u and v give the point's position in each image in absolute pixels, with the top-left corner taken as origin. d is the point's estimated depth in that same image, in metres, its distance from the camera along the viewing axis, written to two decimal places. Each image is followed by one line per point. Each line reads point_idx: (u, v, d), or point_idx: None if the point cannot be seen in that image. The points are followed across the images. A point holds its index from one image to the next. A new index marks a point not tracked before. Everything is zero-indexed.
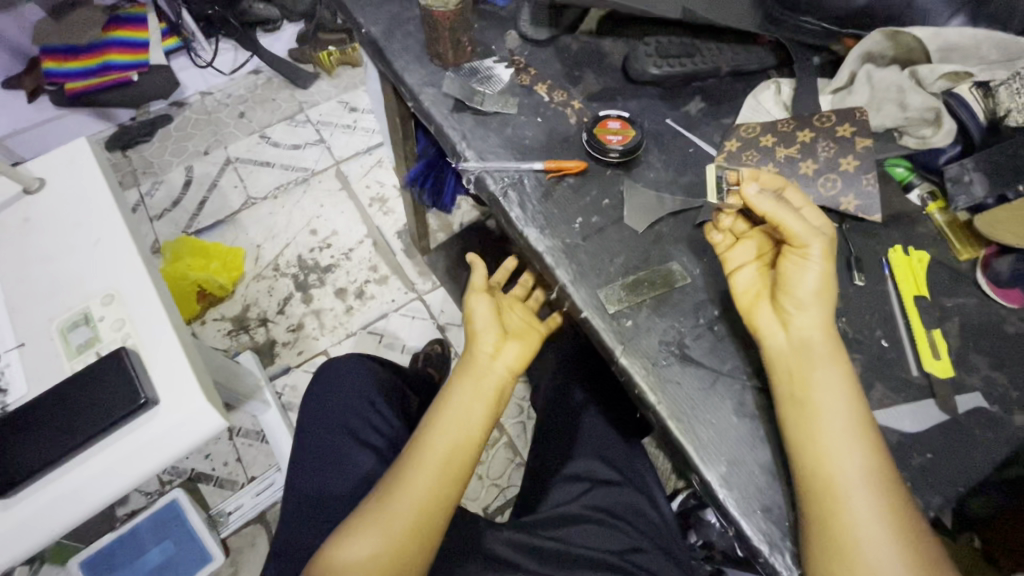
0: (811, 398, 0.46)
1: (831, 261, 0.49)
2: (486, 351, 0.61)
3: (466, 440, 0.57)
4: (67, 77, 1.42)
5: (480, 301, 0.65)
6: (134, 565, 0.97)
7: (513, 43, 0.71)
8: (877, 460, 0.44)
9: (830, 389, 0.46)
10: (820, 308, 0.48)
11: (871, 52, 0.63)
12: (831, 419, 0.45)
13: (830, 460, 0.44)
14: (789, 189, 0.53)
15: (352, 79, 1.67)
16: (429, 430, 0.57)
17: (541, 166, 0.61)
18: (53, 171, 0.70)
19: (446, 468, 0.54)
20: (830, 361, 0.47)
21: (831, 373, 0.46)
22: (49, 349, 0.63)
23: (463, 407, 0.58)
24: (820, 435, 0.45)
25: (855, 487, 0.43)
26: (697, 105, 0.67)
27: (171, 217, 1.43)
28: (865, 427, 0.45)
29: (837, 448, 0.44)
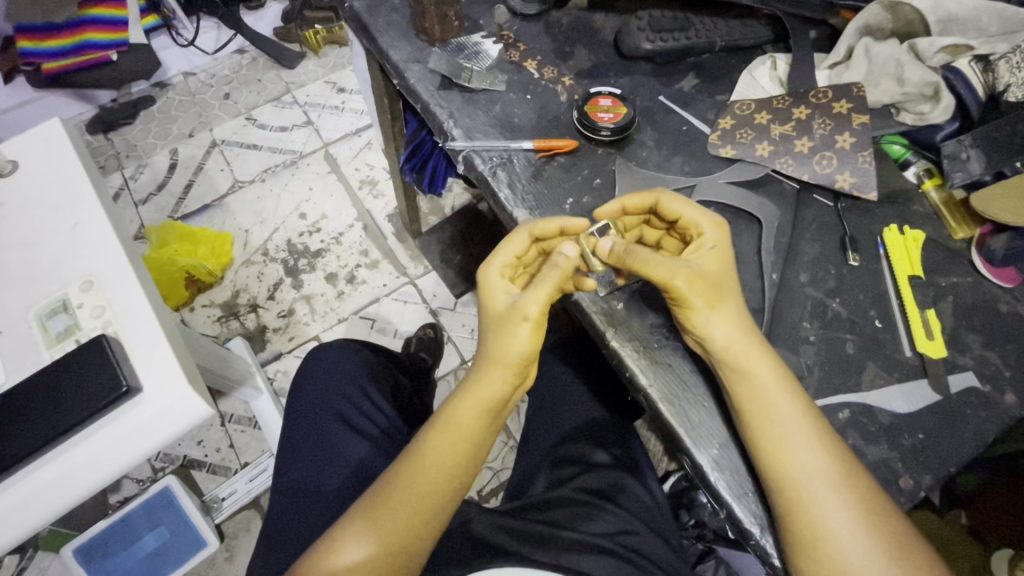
0: (764, 402, 0.45)
1: (707, 287, 0.46)
2: (509, 384, 0.52)
3: (458, 474, 0.52)
4: (44, 57, 1.36)
5: (528, 331, 0.49)
6: (128, 551, 0.97)
7: (502, 18, 0.69)
8: (831, 447, 0.44)
9: (777, 388, 0.45)
10: (733, 322, 0.47)
11: (869, 25, 0.61)
12: (783, 417, 0.45)
13: (790, 457, 0.44)
14: (659, 206, 0.51)
15: (339, 59, 1.63)
16: (421, 462, 0.51)
17: (530, 145, 0.59)
18: (25, 152, 0.67)
19: (430, 508, 0.51)
20: (767, 368, 0.46)
21: (767, 375, 0.46)
22: (26, 338, 0.61)
23: (470, 445, 0.52)
24: (775, 435, 0.44)
25: (816, 479, 0.43)
26: (690, 82, 0.65)
27: (156, 202, 1.39)
28: (812, 419, 0.45)
29: (795, 443, 0.44)
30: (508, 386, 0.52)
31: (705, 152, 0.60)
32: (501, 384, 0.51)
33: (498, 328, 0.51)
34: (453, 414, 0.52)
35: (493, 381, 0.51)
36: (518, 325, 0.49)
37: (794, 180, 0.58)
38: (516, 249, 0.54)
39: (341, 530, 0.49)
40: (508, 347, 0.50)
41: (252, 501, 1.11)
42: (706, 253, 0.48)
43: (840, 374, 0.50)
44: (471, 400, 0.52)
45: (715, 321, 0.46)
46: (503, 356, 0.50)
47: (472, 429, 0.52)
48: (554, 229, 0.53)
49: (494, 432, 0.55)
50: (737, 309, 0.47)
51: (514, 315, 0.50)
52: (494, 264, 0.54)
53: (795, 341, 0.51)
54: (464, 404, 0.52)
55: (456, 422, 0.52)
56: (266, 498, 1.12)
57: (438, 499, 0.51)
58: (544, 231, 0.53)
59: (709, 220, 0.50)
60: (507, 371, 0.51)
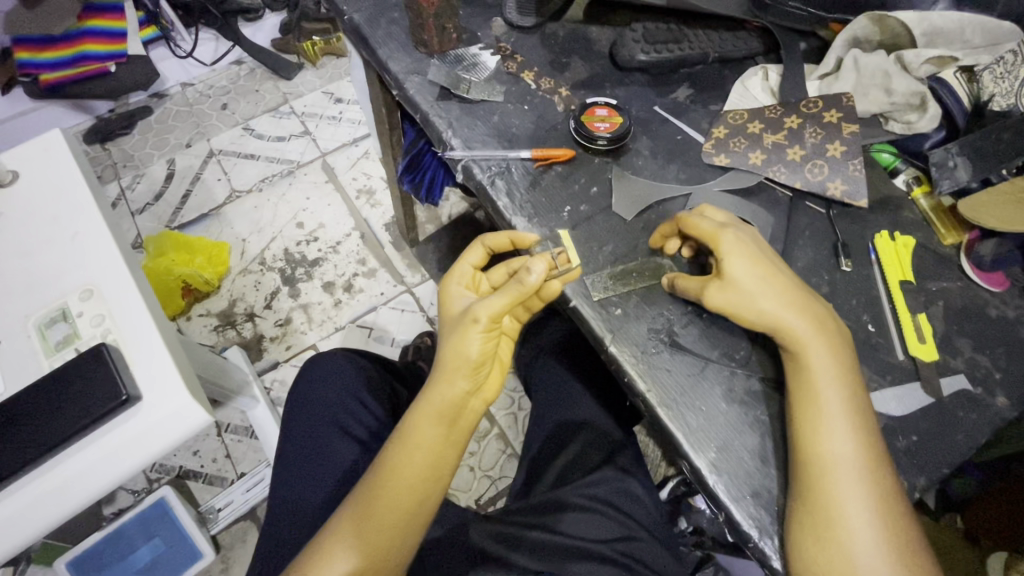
0: (815, 387, 0.46)
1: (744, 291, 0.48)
2: (464, 389, 0.53)
3: (430, 484, 0.52)
4: (42, 68, 1.38)
5: (478, 337, 0.51)
6: (122, 563, 0.96)
7: (499, 30, 0.70)
8: (865, 433, 0.45)
9: (827, 374, 0.46)
10: (759, 314, 0.47)
11: (857, 37, 0.63)
12: (827, 398, 0.45)
13: (822, 439, 0.44)
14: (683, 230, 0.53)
15: (337, 69, 1.64)
16: (382, 472, 0.52)
17: (528, 155, 0.60)
18: (26, 163, 0.68)
19: (404, 518, 0.51)
20: (826, 351, 0.46)
21: (823, 358, 0.46)
22: (25, 347, 0.61)
23: (429, 455, 0.52)
24: (816, 412, 0.45)
25: (845, 463, 0.43)
26: (685, 93, 0.66)
27: (153, 212, 1.40)
28: (858, 407, 0.45)
29: (832, 426, 0.44)
30: (462, 392, 0.53)
31: (700, 161, 0.61)
32: (455, 389, 0.52)
33: (450, 334, 0.53)
34: (411, 426, 0.53)
35: (446, 387, 0.52)
36: (469, 330, 0.51)
37: (787, 188, 0.59)
38: (474, 261, 0.59)
39: (334, 532, 0.51)
40: (458, 351, 0.52)
41: (249, 511, 1.10)
42: (723, 265, 0.49)
43: None
44: (427, 408, 0.53)
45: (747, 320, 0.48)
46: (459, 361, 0.52)
47: (436, 438, 0.52)
48: (506, 241, 0.57)
49: (461, 440, 0.55)
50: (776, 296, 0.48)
51: (463, 320, 0.52)
52: (454, 277, 0.58)
53: None
54: (421, 413, 0.53)
55: (414, 432, 0.53)
56: (262, 508, 1.11)
57: (404, 510, 0.51)
58: (496, 244, 0.58)
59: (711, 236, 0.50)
60: (458, 376, 0.52)
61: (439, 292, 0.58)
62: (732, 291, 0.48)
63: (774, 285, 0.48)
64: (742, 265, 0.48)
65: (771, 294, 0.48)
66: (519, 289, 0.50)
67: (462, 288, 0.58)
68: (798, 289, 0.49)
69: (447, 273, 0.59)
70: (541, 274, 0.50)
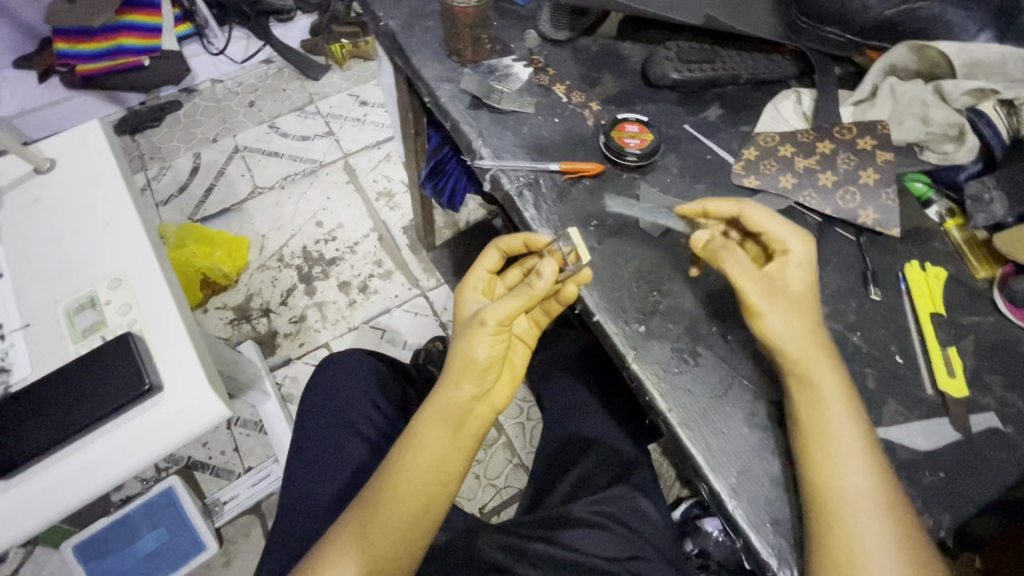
0: (824, 418, 0.46)
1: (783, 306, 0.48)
2: (469, 393, 0.55)
3: (437, 488, 0.53)
4: (79, 59, 1.42)
5: (487, 340, 0.53)
6: (127, 551, 0.96)
7: (533, 42, 0.71)
8: (880, 468, 0.44)
9: (834, 406, 0.46)
10: (803, 324, 0.48)
11: (894, 65, 0.62)
12: (840, 431, 0.45)
13: (835, 472, 0.44)
14: (743, 217, 0.52)
15: (364, 72, 1.66)
16: (388, 477, 0.53)
17: (557, 167, 0.61)
18: (64, 152, 0.69)
19: (409, 526, 0.51)
20: (835, 382, 0.47)
21: (832, 388, 0.46)
22: (54, 332, 0.62)
23: (436, 458, 0.53)
24: (830, 447, 0.45)
25: (859, 497, 0.43)
26: (715, 112, 0.66)
27: (176, 204, 1.42)
28: (866, 439, 0.45)
29: (842, 457, 0.44)
30: (467, 395, 0.55)
31: (729, 182, 0.61)
32: (461, 392, 0.54)
33: (460, 337, 0.55)
34: (417, 431, 0.54)
35: (453, 390, 0.54)
36: (478, 333, 0.53)
37: (817, 214, 0.59)
38: (489, 265, 0.61)
39: (338, 539, 0.50)
40: (465, 355, 0.53)
41: (253, 506, 1.10)
42: (791, 270, 0.49)
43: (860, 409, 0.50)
44: (434, 414, 0.54)
45: (786, 330, 0.47)
46: (468, 365, 0.53)
47: (442, 441, 0.54)
48: (520, 243, 0.58)
49: (468, 445, 0.56)
50: (813, 317, 0.48)
51: (471, 323, 0.53)
52: (470, 282, 0.60)
53: None
54: (427, 418, 0.54)
55: (421, 437, 0.54)
56: (267, 503, 1.12)
57: (411, 516, 0.51)
58: (512, 246, 0.60)
59: (793, 234, 0.49)
60: (464, 380, 0.54)
61: (455, 298, 0.60)
62: (787, 297, 0.48)
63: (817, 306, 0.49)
64: (807, 276, 0.49)
65: (812, 315, 0.48)
66: (529, 292, 0.52)
67: (476, 291, 0.60)
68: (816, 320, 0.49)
69: (462, 281, 0.60)
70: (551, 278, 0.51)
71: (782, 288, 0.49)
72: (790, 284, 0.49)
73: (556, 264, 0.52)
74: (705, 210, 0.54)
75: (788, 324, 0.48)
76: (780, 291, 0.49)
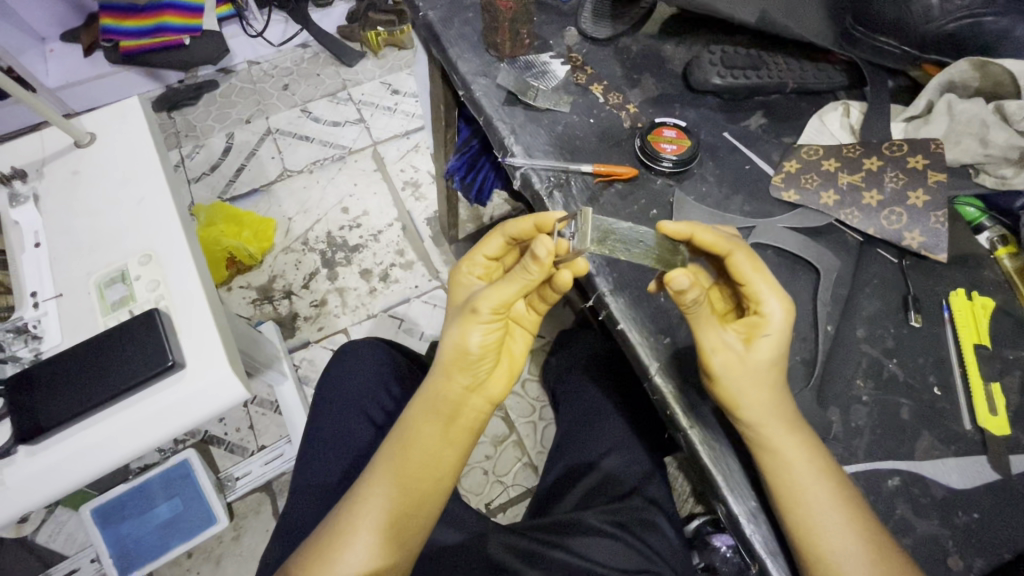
0: (796, 479, 0.43)
1: (749, 371, 0.45)
2: (462, 385, 0.54)
3: (430, 483, 0.52)
4: (123, 36, 1.46)
5: (478, 330, 0.52)
6: (143, 518, 0.99)
7: (572, 40, 0.70)
8: (865, 529, 0.42)
9: (804, 468, 0.44)
10: (765, 390, 0.45)
11: (953, 81, 0.59)
12: (814, 496, 0.43)
13: (819, 533, 0.42)
14: (730, 261, 0.48)
15: (398, 61, 1.66)
16: (376, 475, 0.52)
17: (590, 169, 0.59)
18: (103, 127, 0.70)
19: (394, 535, 0.50)
20: (800, 446, 0.44)
21: (795, 450, 0.44)
22: (85, 303, 0.63)
23: (427, 452, 0.53)
24: (804, 511, 0.43)
25: (846, 558, 0.41)
26: (757, 121, 0.64)
27: (208, 182, 1.44)
28: (847, 495, 0.44)
29: (824, 518, 0.42)
30: (460, 388, 0.54)
31: (767, 194, 0.59)
32: (453, 384, 0.53)
33: (452, 327, 0.54)
34: (408, 425, 0.54)
35: (444, 383, 0.54)
36: (470, 322, 0.52)
37: (858, 233, 0.57)
38: (489, 252, 0.58)
39: (311, 559, 0.50)
40: (456, 344, 0.52)
41: (264, 484, 1.12)
42: (763, 336, 0.46)
43: (892, 440, 0.48)
44: (424, 406, 0.54)
45: (743, 392, 0.45)
46: (460, 357, 0.52)
47: (433, 434, 0.53)
48: (530, 226, 0.54)
49: (464, 439, 0.55)
50: (775, 385, 0.46)
51: (463, 311, 0.53)
52: (465, 263, 0.59)
53: (846, 400, 0.50)
54: (418, 412, 0.54)
55: (412, 432, 0.53)
56: (279, 483, 1.13)
57: (405, 511, 0.51)
58: (518, 231, 0.55)
59: (776, 294, 0.46)
60: (455, 371, 0.53)
61: (451, 279, 0.60)
62: (750, 360, 0.45)
63: (782, 375, 0.46)
64: (778, 347, 0.46)
65: (775, 383, 0.46)
66: (525, 276, 0.49)
67: (472, 273, 0.59)
68: (782, 384, 0.46)
69: (459, 261, 0.59)
70: (545, 257, 0.47)
71: (748, 351, 0.46)
72: (758, 349, 0.46)
73: (551, 243, 0.47)
74: (692, 237, 0.50)
75: (747, 387, 0.45)
76: (743, 352, 0.46)
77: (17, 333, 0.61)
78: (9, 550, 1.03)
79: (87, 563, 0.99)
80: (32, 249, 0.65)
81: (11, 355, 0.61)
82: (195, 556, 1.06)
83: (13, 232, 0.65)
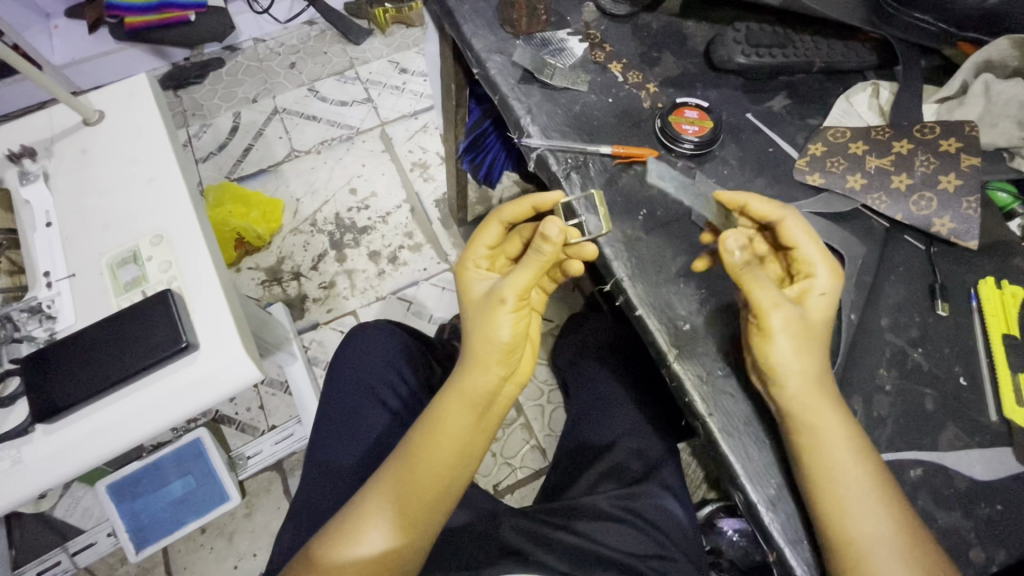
0: (829, 460, 0.43)
1: (803, 337, 0.45)
2: (497, 376, 0.53)
3: (458, 469, 0.53)
4: (127, 12, 1.42)
5: (506, 320, 0.52)
6: (157, 494, 1.00)
7: (590, 16, 0.67)
8: (896, 515, 0.42)
9: (837, 448, 0.43)
10: (815, 363, 0.45)
11: (991, 60, 0.57)
12: (847, 479, 0.42)
13: (848, 517, 0.42)
14: (784, 227, 0.49)
15: (406, 38, 1.62)
16: (401, 458, 0.52)
17: (609, 151, 0.58)
18: (112, 105, 0.69)
19: (424, 517, 0.51)
20: (836, 422, 0.44)
21: (832, 428, 0.44)
22: (97, 283, 0.63)
23: (460, 440, 0.52)
24: (835, 494, 0.42)
25: (881, 542, 0.41)
26: (781, 102, 0.62)
27: (216, 162, 1.43)
28: (880, 478, 0.43)
29: (855, 502, 0.42)
30: (495, 378, 0.53)
31: (790, 178, 0.58)
32: (488, 377, 0.53)
33: (478, 317, 0.53)
34: (434, 414, 0.54)
35: (478, 375, 0.53)
36: (497, 313, 0.51)
37: (885, 218, 0.55)
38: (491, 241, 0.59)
39: (338, 532, 0.50)
40: (488, 336, 0.52)
41: (275, 463, 1.13)
42: (813, 302, 0.46)
43: (916, 431, 0.48)
44: (457, 397, 0.53)
45: (793, 358, 0.44)
46: (490, 348, 0.52)
47: (463, 422, 0.53)
48: (527, 208, 0.57)
49: (490, 426, 0.55)
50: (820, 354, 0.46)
51: (489, 302, 0.52)
52: (470, 258, 0.59)
53: (869, 389, 0.49)
54: (449, 402, 0.53)
55: (437, 422, 0.53)
56: (289, 462, 1.14)
57: (435, 493, 0.51)
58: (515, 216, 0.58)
59: (826, 264, 0.47)
60: (489, 362, 0.53)
61: (457, 275, 0.59)
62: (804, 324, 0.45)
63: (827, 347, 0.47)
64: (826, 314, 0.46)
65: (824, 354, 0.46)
66: (538, 259, 0.50)
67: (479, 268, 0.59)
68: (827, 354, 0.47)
69: (461, 254, 0.60)
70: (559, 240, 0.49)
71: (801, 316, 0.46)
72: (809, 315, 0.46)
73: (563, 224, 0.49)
74: (744, 206, 0.51)
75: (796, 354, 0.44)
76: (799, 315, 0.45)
77: (31, 312, 0.60)
78: (28, 525, 1.05)
79: (103, 537, 1.02)
80: (43, 228, 0.65)
81: (27, 334, 0.61)
82: (208, 532, 1.08)
83: (24, 212, 0.65)
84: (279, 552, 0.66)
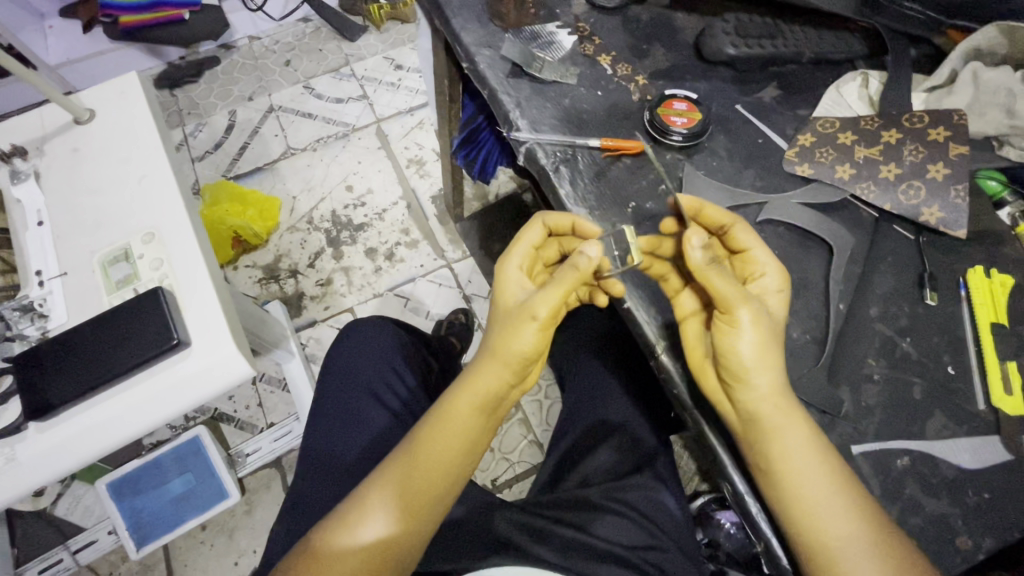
0: (793, 460, 0.43)
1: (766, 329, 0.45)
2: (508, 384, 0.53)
3: (459, 473, 0.53)
4: (121, 10, 1.43)
5: (532, 333, 0.51)
6: (157, 491, 1.00)
7: (580, 9, 0.67)
8: (864, 510, 0.42)
9: (796, 448, 0.43)
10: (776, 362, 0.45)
11: (980, 49, 0.58)
12: (811, 477, 0.43)
13: (816, 513, 0.42)
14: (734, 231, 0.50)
15: (401, 35, 1.62)
16: (402, 458, 0.52)
17: (597, 143, 0.57)
18: (103, 103, 0.69)
19: (424, 518, 0.51)
20: (797, 423, 0.44)
21: (796, 428, 0.44)
22: (89, 281, 0.63)
23: (465, 443, 0.53)
24: (804, 490, 0.43)
25: (850, 539, 0.41)
26: (771, 93, 0.62)
27: (211, 160, 1.43)
28: (846, 475, 0.43)
29: (823, 498, 0.42)
30: (506, 385, 0.54)
31: (780, 169, 0.57)
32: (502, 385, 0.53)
33: (505, 324, 0.52)
34: (444, 416, 0.53)
35: (493, 382, 0.53)
36: (526, 325, 0.51)
37: (874, 209, 0.55)
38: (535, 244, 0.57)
39: (326, 534, 0.50)
40: (513, 347, 0.51)
41: (274, 460, 1.13)
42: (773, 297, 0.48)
43: (903, 420, 0.48)
44: (467, 399, 0.53)
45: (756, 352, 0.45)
46: (510, 358, 0.52)
47: (469, 425, 0.53)
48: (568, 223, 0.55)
49: (491, 428, 0.56)
50: (776, 353, 0.45)
51: (521, 313, 0.51)
52: (513, 258, 0.56)
53: (858, 379, 0.49)
54: (461, 405, 0.53)
55: (448, 425, 0.53)
56: (288, 459, 1.15)
57: (435, 495, 0.51)
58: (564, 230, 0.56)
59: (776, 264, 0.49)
60: (506, 370, 0.53)
61: (495, 272, 0.56)
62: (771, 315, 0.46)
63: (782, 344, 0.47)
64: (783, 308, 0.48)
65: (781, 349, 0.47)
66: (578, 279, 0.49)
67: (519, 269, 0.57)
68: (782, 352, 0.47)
69: (505, 251, 0.56)
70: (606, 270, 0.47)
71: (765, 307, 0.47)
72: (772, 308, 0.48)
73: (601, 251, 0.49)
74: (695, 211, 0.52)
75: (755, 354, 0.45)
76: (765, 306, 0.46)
77: (23, 311, 0.61)
78: (29, 524, 1.06)
79: (105, 535, 1.03)
80: (35, 228, 0.65)
81: (18, 333, 0.61)
82: (208, 530, 1.08)
83: (15, 211, 0.65)
84: (274, 548, 0.67)
